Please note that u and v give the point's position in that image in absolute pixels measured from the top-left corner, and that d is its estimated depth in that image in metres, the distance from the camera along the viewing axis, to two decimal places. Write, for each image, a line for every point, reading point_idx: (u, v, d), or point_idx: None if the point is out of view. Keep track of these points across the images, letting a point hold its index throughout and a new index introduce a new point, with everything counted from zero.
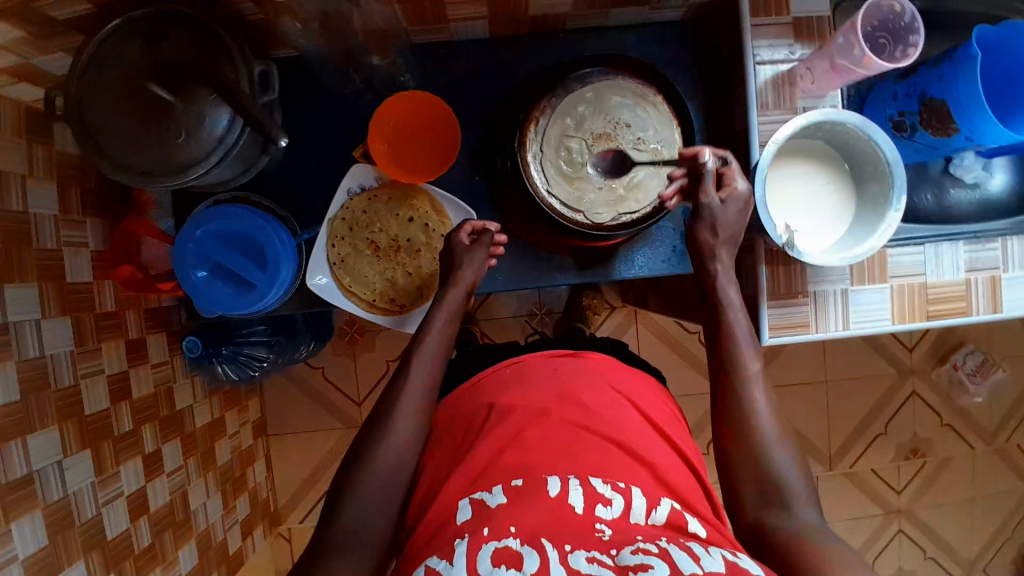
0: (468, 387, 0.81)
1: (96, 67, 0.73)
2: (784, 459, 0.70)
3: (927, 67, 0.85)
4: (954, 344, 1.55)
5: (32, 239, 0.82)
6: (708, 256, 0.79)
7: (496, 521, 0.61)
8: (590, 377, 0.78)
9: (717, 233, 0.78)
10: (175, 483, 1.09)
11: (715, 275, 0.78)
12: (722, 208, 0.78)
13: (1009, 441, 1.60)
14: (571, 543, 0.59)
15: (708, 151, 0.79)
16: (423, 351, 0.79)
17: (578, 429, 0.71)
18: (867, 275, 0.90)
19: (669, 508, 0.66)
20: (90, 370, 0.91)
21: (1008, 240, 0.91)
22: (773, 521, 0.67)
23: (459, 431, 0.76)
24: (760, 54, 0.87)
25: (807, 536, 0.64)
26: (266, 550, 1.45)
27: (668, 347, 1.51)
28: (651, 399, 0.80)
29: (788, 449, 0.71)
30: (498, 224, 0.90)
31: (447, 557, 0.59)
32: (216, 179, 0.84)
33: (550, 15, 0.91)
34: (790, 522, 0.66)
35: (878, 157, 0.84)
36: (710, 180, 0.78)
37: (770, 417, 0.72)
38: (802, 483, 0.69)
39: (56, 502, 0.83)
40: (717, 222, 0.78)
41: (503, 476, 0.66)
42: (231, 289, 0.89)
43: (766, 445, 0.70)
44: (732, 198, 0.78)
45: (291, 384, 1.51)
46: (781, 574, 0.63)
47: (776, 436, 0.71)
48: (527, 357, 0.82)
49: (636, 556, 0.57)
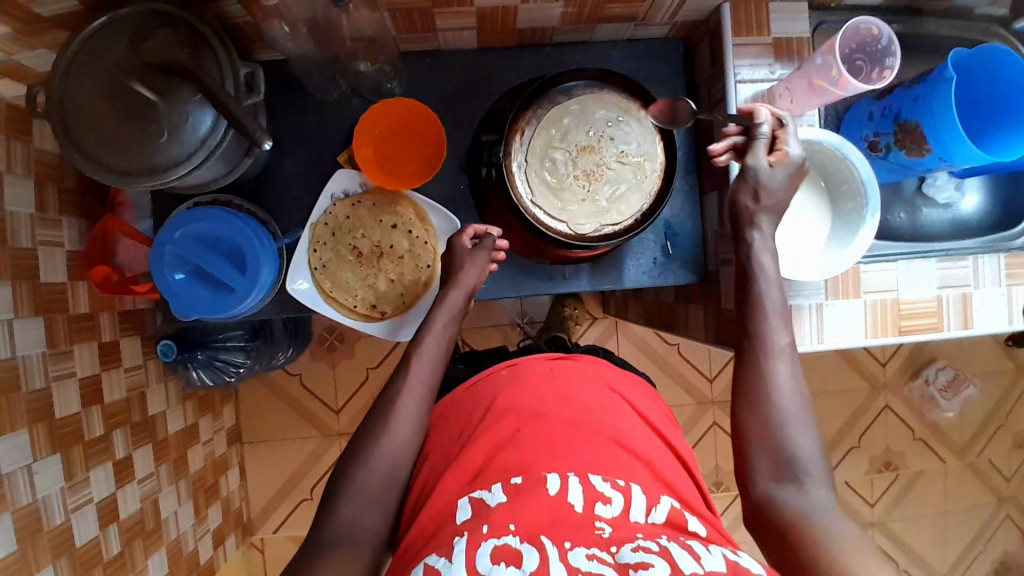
0: (464, 391, 0.81)
1: (80, 64, 0.73)
2: (799, 431, 0.73)
3: (903, 89, 0.89)
4: (925, 360, 1.59)
5: (7, 238, 0.81)
6: (747, 223, 0.79)
7: (495, 519, 0.61)
8: (587, 376, 0.79)
9: (758, 199, 0.78)
10: (147, 489, 1.07)
11: (751, 243, 0.79)
12: (768, 172, 0.78)
13: (980, 456, 1.63)
14: (570, 541, 0.59)
15: (765, 110, 0.80)
16: (424, 348, 0.81)
17: (574, 428, 0.71)
18: (842, 289, 0.92)
19: (668, 506, 0.66)
20: (61, 373, 0.89)
21: (978, 258, 0.94)
22: (780, 499, 0.70)
23: (447, 436, 0.76)
24: (741, 73, 0.90)
25: (812, 514, 0.68)
26: (238, 560, 1.42)
27: (648, 359, 1.53)
28: (641, 399, 0.81)
29: (804, 423, 0.74)
30: (500, 229, 0.92)
31: (446, 555, 0.58)
32: (199, 179, 0.83)
33: (538, 28, 0.92)
34: (799, 501, 0.70)
35: (853, 175, 0.86)
36: (762, 142, 0.79)
37: (789, 388, 0.75)
38: (816, 463, 0.72)
39: (24, 507, 0.80)
40: (759, 186, 0.78)
41: (502, 475, 0.66)
42: (209, 291, 0.87)
43: (785, 423, 0.73)
44: (781, 162, 0.78)
45: (268, 390, 1.49)
46: (779, 547, 0.68)
47: (795, 411, 0.74)
48: (523, 360, 0.82)
49: (635, 555, 0.56)
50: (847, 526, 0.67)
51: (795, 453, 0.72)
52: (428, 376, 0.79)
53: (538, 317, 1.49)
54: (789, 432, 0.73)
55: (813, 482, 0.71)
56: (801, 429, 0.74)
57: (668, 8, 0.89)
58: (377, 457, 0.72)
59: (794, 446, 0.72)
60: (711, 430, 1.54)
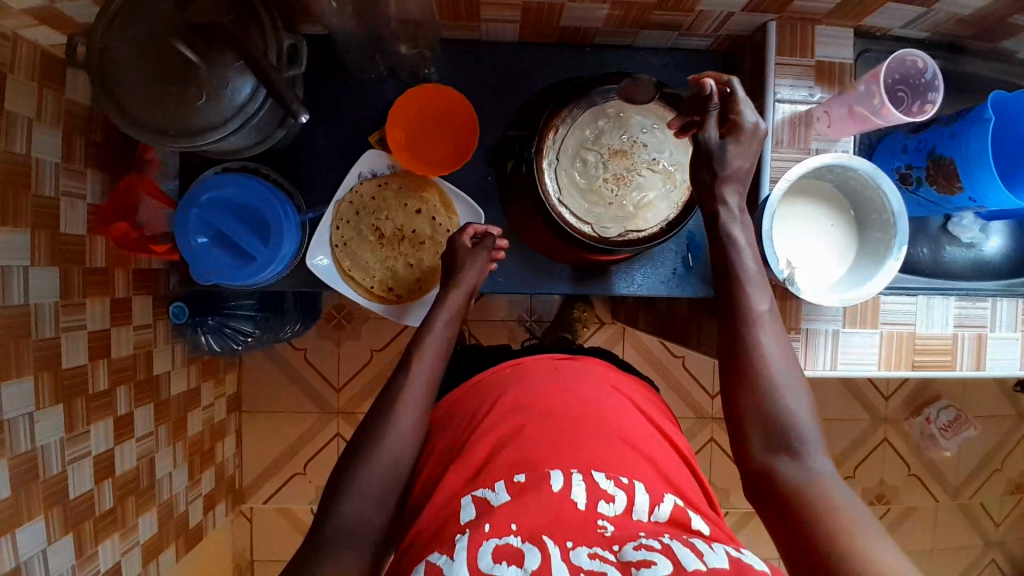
0: (472, 386, 0.81)
1: (125, 20, 0.73)
2: (792, 398, 0.72)
3: (939, 126, 0.88)
4: (928, 397, 1.59)
5: (31, 184, 0.81)
6: (716, 197, 0.81)
7: (498, 517, 0.61)
8: (592, 377, 0.79)
9: (716, 174, 0.81)
10: (144, 448, 1.07)
11: (721, 216, 0.81)
12: (720, 146, 0.80)
13: (973, 498, 1.63)
14: (573, 540, 0.60)
15: (711, 82, 0.80)
16: (428, 345, 0.81)
17: (579, 425, 0.70)
18: (859, 318, 0.92)
19: (671, 504, 0.66)
20: (71, 325, 0.89)
21: (998, 302, 0.94)
22: (781, 471, 0.69)
23: (454, 428, 0.76)
24: (780, 93, 0.89)
25: (812, 483, 0.67)
26: (225, 527, 1.42)
27: (652, 368, 1.53)
28: (649, 403, 0.81)
29: (796, 388, 0.73)
30: (499, 229, 0.93)
31: (447, 552, 0.58)
32: (234, 146, 0.84)
33: (581, 28, 0.92)
34: (801, 473, 0.68)
35: (884, 207, 0.86)
36: (712, 116, 0.80)
37: (778, 356, 0.74)
38: (809, 429, 0.71)
39: (22, 454, 0.81)
40: (716, 160, 0.81)
41: (504, 473, 0.66)
42: (231, 259, 0.88)
43: (775, 390, 0.72)
44: (736, 135, 0.80)
45: (271, 363, 1.49)
46: (781, 520, 0.66)
47: (784, 377, 0.73)
48: (527, 360, 0.82)
49: (638, 553, 0.57)
50: (846, 495, 0.66)
51: (788, 420, 0.71)
52: (427, 369, 0.79)
53: (547, 316, 1.49)
54: (782, 400, 0.71)
55: (809, 449, 0.70)
56: (796, 395, 0.72)
57: (714, 20, 0.88)
58: (381, 439, 0.72)
59: (785, 409, 0.71)
60: (708, 446, 1.54)
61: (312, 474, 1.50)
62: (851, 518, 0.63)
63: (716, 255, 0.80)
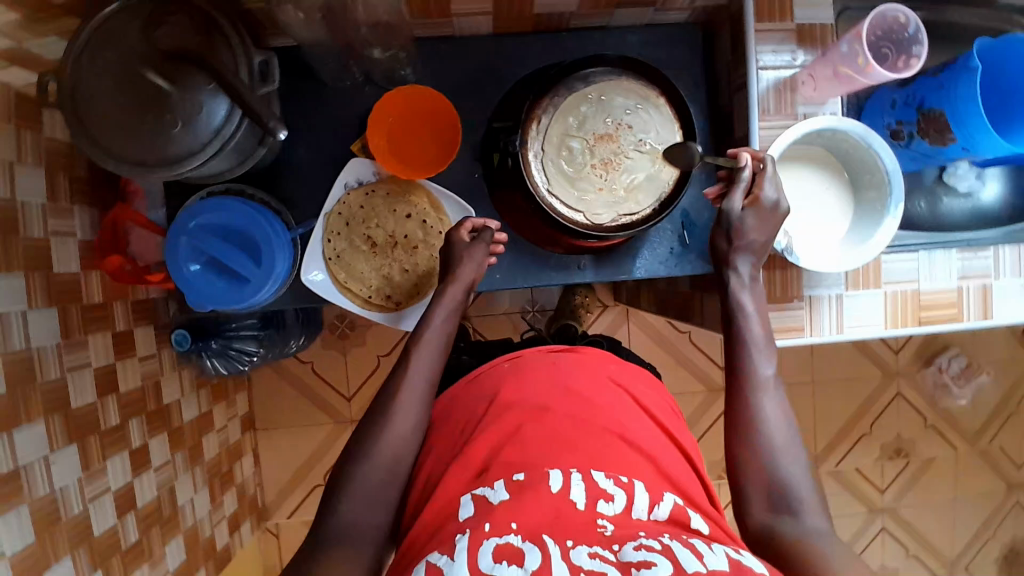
0: (468, 382, 0.80)
1: (92, 54, 0.71)
2: (792, 464, 0.71)
3: (927, 77, 0.87)
4: (939, 347, 1.58)
5: (19, 228, 0.80)
6: (725, 260, 0.83)
7: (497, 516, 0.60)
8: (590, 369, 0.78)
9: (731, 241, 0.82)
10: (163, 478, 1.07)
11: (729, 279, 0.82)
12: (738, 216, 0.81)
13: (991, 442, 1.63)
14: (573, 539, 0.58)
15: (746, 155, 0.81)
16: (425, 344, 0.81)
17: (577, 422, 0.70)
18: (862, 281, 0.91)
19: (671, 503, 0.66)
20: (76, 364, 0.88)
21: (1000, 248, 0.93)
22: (780, 530, 0.68)
23: (454, 427, 0.76)
24: (763, 60, 0.88)
25: (810, 542, 0.65)
26: (253, 545, 1.43)
27: (659, 346, 1.52)
28: (652, 395, 0.81)
29: (797, 454, 0.72)
30: (498, 222, 0.92)
31: (448, 553, 0.57)
32: (211, 171, 0.83)
33: (555, 13, 0.91)
34: (798, 531, 0.67)
35: (877, 166, 0.85)
36: (738, 187, 0.81)
37: (779, 422, 0.73)
38: (810, 495, 0.69)
39: (42, 498, 0.81)
40: (733, 229, 0.81)
41: (504, 471, 0.65)
42: (225, 283, 0.87)
43: (774, 452, 0.72)
44: (756, 207, 0.80)
45: (280, 378, 1.49)
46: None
47: (785, 442, 0.72)
48: (525, 352, 0.82)
49: (638, 553, 0.55)
50: (843, 553, 0.64)
51: (788, 482, 0.70)
52: (430, 375, 0.79)
53: (550, 305, 1.48)
54: (781, 463, 0.71)
55: (807, 512, 0.68)
56: (798, 461, 0.72)
57: None
58: (395, 450, 0.72)
59: (787, 473, 0.70)
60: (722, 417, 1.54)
61: None
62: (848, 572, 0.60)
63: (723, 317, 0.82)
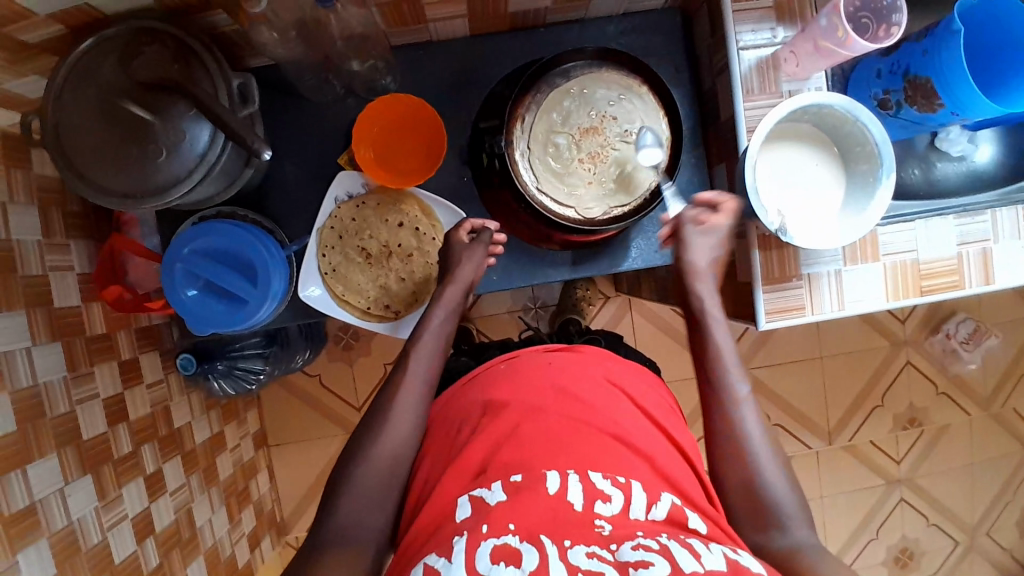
0: (464, 385, 0.81)
1: (71, 88, 0.71)
2: (774, 476, 0.73)
3: (910, 43, 0.85)
4: (945, 314, 1.57)
5: (17, 266, 0.81)
6: (693, 282, 0.85)
7: (495, 518, 0.60)
8: (586, 369, 0.78)
9: (692, 259, 0.85)
10: (180, 501, 1.08)
11: (698, 301, 0.84)
12: (693, 238, 0.85)
13: (1004, 406, 1.62)
14: (570, 539, 0.58)
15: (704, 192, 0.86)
16: (423, 345, 0.81)
17: (573, 423, 0.71)
18: (859, 255, 0.91)
19: (668, 503, 0.65)
20: (84, 396, 0.89)
21: (997, 212, 0.92)
22: (767, 543, 0.70)
23: (448, 430, 0.76)
24: (743, 39, 0.87)
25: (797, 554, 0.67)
26: (274, 561, 1.45)
27: (664, 333, 1.52)
28: (648, 391, 0.81)
29: (778, 465, 0.74)
30: (497, 223, 0.92)
31: (446, 555, 0.57)
32: (199, 196, 0.83)
33: (530, 10, 0.90)
34: (786, 542, 0.69)
35: (866, 138, 0.84)
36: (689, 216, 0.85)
37: (758, 435, 0.75)
38: (794, 503, 0.72)
39: (61, 530, 0.82)
40: (691, 248, 0.85)
41: (502, 473, 0.65)
42: (223, 306, 0.87)
43: (755, 466, 0.73)
44: (705, 232, 0.85)
45: (289, 393, 1.50)
46: None
47: (765, 454, 0.74)
48: (520, 353, 0.82)
49: (635, 552, 0.55)
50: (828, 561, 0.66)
51: (772, 490, 0.72)
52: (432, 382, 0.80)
53: (551, 301, 1.48)
54: (763, 476, 0.73)
55: (791, 518, 0.71)
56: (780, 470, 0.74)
57: None
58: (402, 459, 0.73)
59: (769, 481, 0.73)
60: None
61: None
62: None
63: (693, 339, 0.84)
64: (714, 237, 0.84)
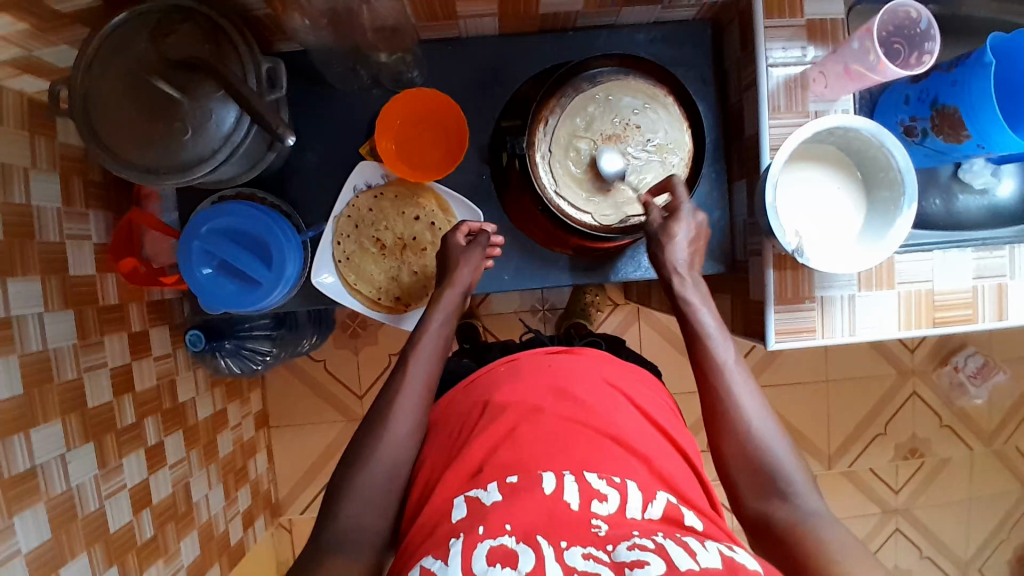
0: (466, 386, 0.81)
1: (102, 61, 0.72)
2: (773, 438, 0.72)
3: (940, 72, 0.85)
4: (955, 346, 1.56)
5: (36, 232, 0.82)
6: (669, 266, 0.82)
7: (492, 519, 0.60)
8: (584, 371, 0.79)
9: (668, 245, 0.82)
10: (178, 475, 1.09)
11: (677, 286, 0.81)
12: (663, 228, 0.82)
13: (1007, 442, 1.61)
14: (566, 540, 0.58)
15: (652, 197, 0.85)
16: (422, 345, 0.81)
17: (573, 424, 0.71)
18: (874, 281, 0.90)
19: (664, 501, 0.66)
20: (92, 363, 0.90)
21: (1015, 248, 0.92)
22: (773, 512, 0.68)
23: (451, 430, 0.76)
24: (773, 56, 0.87)
25: (804, 525, 0.65)
26: (267, 541, 1.46)
27: (670, 345, 1.52)
28: (649, 395, 0.81)
29: (774, 426, 0.73)
30: (492, 224, 0.93)
31: (442, 557, 0.58)
32: (222, 176, 0.83)
33: (561, 13, 0.90)
34: (792, 513, 0.67)
35: (890, 164, 0.83)
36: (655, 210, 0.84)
37: (751, 400, 0.74)
38: (796, 468, 0.71)
39: (58, 496, 0.83)
40: (662, 235, 0.82)
41: (498, 473, 0.66)
42: (237, 286, 0.88)
43: (751, 432, 0.72)
44: (678, 219, 0.82)
45: (293, 376, 1.51)
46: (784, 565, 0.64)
47: (761, 420, 0.73)
48: (520, 355, 0.82)
49: (632, 553, 0.55)
50: (835, 527, 0.64)
51: (778, 467, 0.71)
52: (437, 377, 0.80)
53: (559, 304, 1.48)
54: (763, 442, 0.72)
55: (799, 492, 0.69)
56: (779, 432, 0.73)
57: None
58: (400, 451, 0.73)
59: (774, 459, 0.71)
60: None
61: None
62: (845, 547, 0.61)
63: (678, 319, 0.81)
64: (690, 225, 0.82)
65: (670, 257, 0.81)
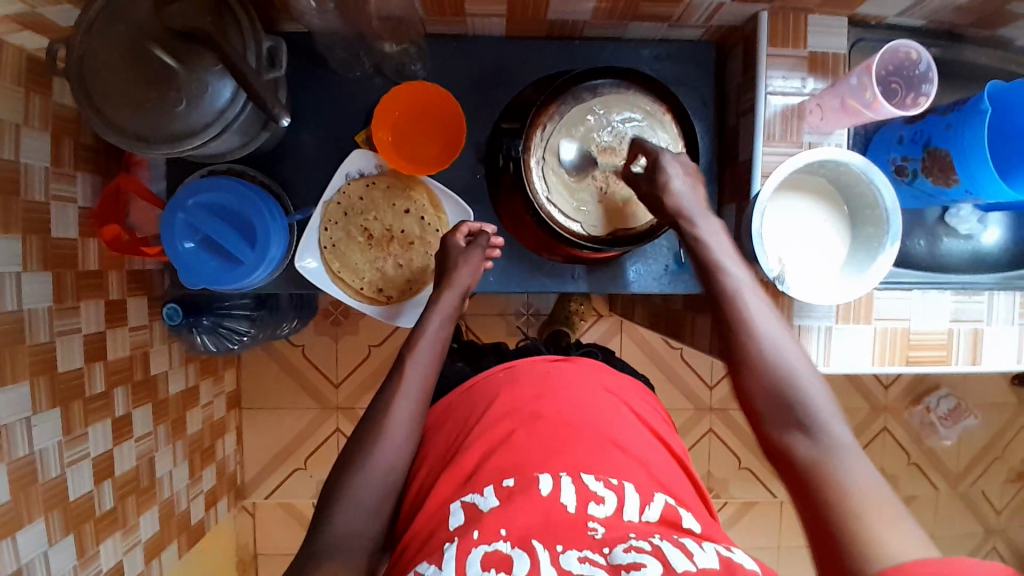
0: (464, 391, 0.81)
1: (103, 24, 0.72)
2: (799, 367, 0.71)
3: (936, 116, 0.86)
4: (929, 387, 1.58)
5: (20, 190, 0.81)
6: (684, 220, 0.82)
7: (487, 523, 0.60)
8: (581, 380, 0.79)
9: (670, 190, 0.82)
10: (143, 448, 1.08)
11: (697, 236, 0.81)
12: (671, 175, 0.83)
13: (973, 485, 1.63)
14: (563, 543, 0.59)
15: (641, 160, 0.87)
16: (423, 346, 0.80)
17: (568, 426, 0.71)
18: (852, 315, 0.91)
19: (662, 503, 0.66)
20: (65, 328, 0.89)
21: (995, 294, 0.93)
22: (790, 443, 0.68)
23: (449, 433, 0.77)
24: (772, 85, 0.88)
25: (825, 459, 0.65)
26: (227, 522, 1.44)
27: (650, 360, 1.52)
28: (645, 407, 0.82)
29: (798, 354, 0.73)
30: (493, 227, 0.93)
31: (435, 563, 0.58)
32: (214, 150, 0.83)
33: (569, 22, 0.91)
34: (812, 443, 0.67)
35: (876, 201, 0.84)
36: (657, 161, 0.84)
37: (773, 329, 0.74)
38: (822, 397, 0.70)
39: (20, 458, 0.81)
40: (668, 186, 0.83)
41: (493, 477, 0.65)
42: (218, 263, 0.87)
43: (773, 362, 0.72)
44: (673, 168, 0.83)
45: (270, 358, 1.50)
46: (800, 498, 0.65)
47: (786, 350, 0.73)
48: (518, 362, 0.82)
49: (628, 555, 0.56)
50: (859, 463, 0.64)
51: (802, 400, 0.69)
52: (436, 374, 0.80)
53: (544, 309, 1.48)
54: (786, 373, 0.71)
55: (823, 425, 0.67)
56: (802, 357, 0.72)
57: (703, 12, 0.87)
58: (369, 443, 0.72)
59: (797, 387, 0.70)
60: (706, 436, 1.55)
61: (312, 468, 1.52)
62: (864, 487, 0.61)
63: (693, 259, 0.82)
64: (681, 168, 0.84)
65: (673, 204, 0.82)
